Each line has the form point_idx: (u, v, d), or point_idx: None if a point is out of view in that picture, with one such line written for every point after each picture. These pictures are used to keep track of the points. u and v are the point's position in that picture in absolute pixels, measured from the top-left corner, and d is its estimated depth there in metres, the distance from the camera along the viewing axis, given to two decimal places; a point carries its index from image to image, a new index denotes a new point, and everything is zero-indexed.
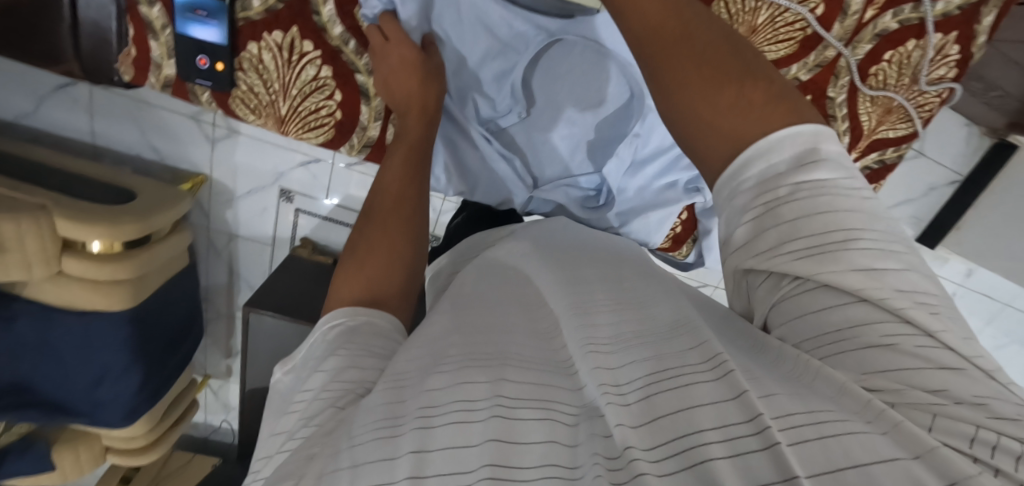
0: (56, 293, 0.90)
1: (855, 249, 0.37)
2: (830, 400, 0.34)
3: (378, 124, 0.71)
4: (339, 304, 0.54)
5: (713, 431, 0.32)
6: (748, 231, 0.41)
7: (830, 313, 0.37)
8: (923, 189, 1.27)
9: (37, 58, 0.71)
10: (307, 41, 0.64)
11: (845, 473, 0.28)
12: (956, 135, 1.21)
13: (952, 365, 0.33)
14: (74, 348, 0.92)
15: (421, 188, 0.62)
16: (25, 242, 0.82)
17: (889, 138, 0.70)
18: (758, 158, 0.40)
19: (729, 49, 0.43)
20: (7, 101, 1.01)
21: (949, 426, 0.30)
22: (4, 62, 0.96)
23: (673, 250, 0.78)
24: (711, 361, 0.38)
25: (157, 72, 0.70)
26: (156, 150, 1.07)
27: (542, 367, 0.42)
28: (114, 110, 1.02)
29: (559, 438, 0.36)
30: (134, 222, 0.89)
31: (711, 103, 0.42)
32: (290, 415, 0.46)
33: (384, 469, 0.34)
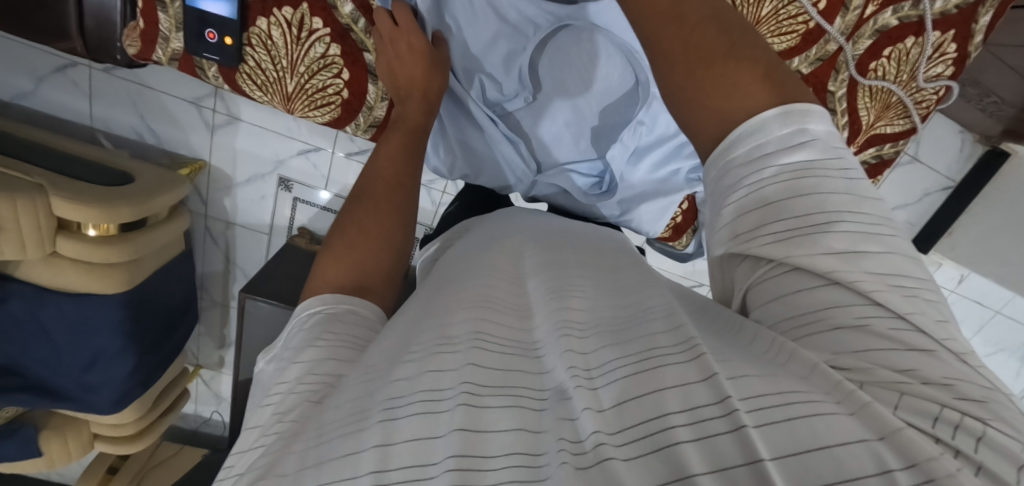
0: (48, 274, 0.88)
1: (835, 232, 0.37)
2: (801, 379, 0.34)
3: (383, 105, 0.71)
4: (322, 289, 0.54)
5: (680, 414, 0.33)
6: (731, 213, 0.41)
7: (800, 295, 0.38)
8: (917, 194, 1.31)
9: (42, 33, 0.71)
10: (316, 18, 0.64)
11: (813, 455, 0.29)
12: (949, 140, 1.24)
13: (921, 346, 0.33)
14: (66, 330, 0.91)
15: (412, 176, 0.62)
16: (20, 221, 0.81)
17: (887, 133, 0.72)
18: (743, 140, 0.41)
19: (727, 32, 0.44)
20: (6, 81, 1.00)
21: (916, 404, 0.31)
22: (3, 40, 0.95)
23: (673, 240, 0.79)
24: (684, 343, 0.39)
25: (165, 45, 0.69)
26: (155, 135, 1.06)
27: (514, 350, 0.44)
28: (113, 93, 1.01)
29: (525, 425, 0.37)
30: (131, 205, 0.88)
31: (705, 78, 0.43)
32: (261, 415, 0.45)
33: (350, 463, 0.35)
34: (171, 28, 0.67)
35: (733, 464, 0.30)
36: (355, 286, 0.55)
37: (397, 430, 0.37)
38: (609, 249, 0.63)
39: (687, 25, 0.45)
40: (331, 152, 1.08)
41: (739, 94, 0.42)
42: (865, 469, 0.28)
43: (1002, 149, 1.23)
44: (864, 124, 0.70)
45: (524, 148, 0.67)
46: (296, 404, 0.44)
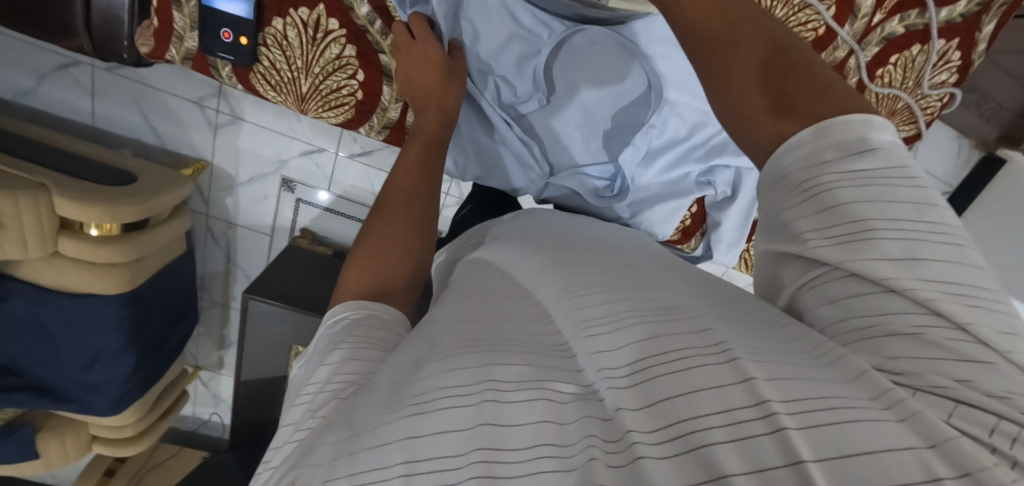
0: (50, 273, 0.88)
1: (883, 238, 0.37)
2: (845, 385, 0.34)
3: (397, 106, 0.71)
4: (347, 298, 0.54)
5: (714, 416, 0.33)
6: (790, 214, 0.43)
7: (856, 300, 0.38)
8: None
9: (49, 31, 0.71)
10: (332, 19, 0.64)
11: (854, 459, 0.29)
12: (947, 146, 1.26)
13: (977, 357, 0.32)
14: (67, 330, 0.90)
15: (431, 184, 0.61)
16: (22, 218, 0.80)
17: None
18: (799, 146, 0.42)
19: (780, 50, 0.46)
20: (6, 78, 0.99)
21: (971, 415, 0.30)
22: (4, 37, 0.94)
23: (682, 243, 0.80)
24: (716, 347, 0.38)
25: (179, 44, 0.68)
26: (157, 134, 1.06)
27: (534, 350, 0.45)
28: (116, 92, 1.01)
29: (550, 418, 0.38)
30: (134, 205, 0.88)
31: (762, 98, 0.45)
32: (296, 408, 0.47)
33: (379, 456, 0.37)
34: (185, 27, 0.67)
35: (769, 466, 0.30)
36: (376, 291, 0.54)
37: (426, 421, 0.38)
38: (631, 250, 0.62)
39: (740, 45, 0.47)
40: (334, 152, 1.08)
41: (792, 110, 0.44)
42: (913, 475, 0.28)
43: (1000, 156, 1.26)
44: None
45: (536, 150, 0.67)
46: (326, 403, 0.45)
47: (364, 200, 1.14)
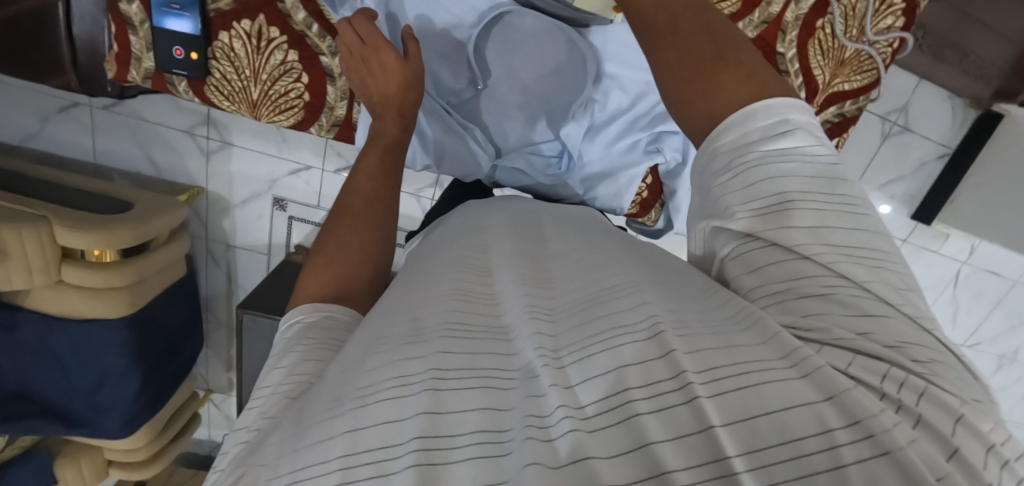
0: (55, 301, 0.93)
1: (802, 209, 0.40)
2: (761, 346, 0.36)
3: (344, 104, 0.72)
4: (303, 301, 0.55)
5: (639, 388, 0.34)
6: (717, 191, 0.44)
7: (777, 267, 0.40)
8: (914, 164, 1.32)
9: (36, 67, 0.79)
10: (273, 27, 0.65)
11: (761, 420, 0.31)
12: (939, 107, 1.25)
13: (878, 313, 0.36)
14: (74, 352, 0.95)
15: (391, 189, 0.63)
16: (26, 249, 0.85)
17: (846, 90, 0.71)
18: (732, 127, 0.43)
19: (710, 37, 0.48)
20: (14, 123, 1.07)
21: (867, 363, 0.33)
22: (11, 85, 1.02)
23: (642, 216, 0.81)
24: (647, 320, 0.38)
25: (137, 65, 0.68)
26: (154, 165, 1.12)
27: (485, 334, 0.44)
28: (113, 127, 1.08)
29: (492, 404, 0.38)
30: (130, 229, 0.93)
31: (698, 82, 0.46)
32: (247, 415, 0.46)
33: (321, 450, 0.37)
34: (139, 48, 0.67)
35: (687, 433, 0.31)
36: (336, 295, 0.56)
37: (367, 414, 0.38)
38: (596, 231, 0.64)
39: (679, 27, 0.49)
40: (321, 168, 1.12)
41: (724, 93, 0.45)
42: (808, 429, 0.30)
43: (996, 111, 1.22)
44: (820, 82, 0.70)
45: (479, 134, 0.70)
46: (277, 407, 0.45)
47: None
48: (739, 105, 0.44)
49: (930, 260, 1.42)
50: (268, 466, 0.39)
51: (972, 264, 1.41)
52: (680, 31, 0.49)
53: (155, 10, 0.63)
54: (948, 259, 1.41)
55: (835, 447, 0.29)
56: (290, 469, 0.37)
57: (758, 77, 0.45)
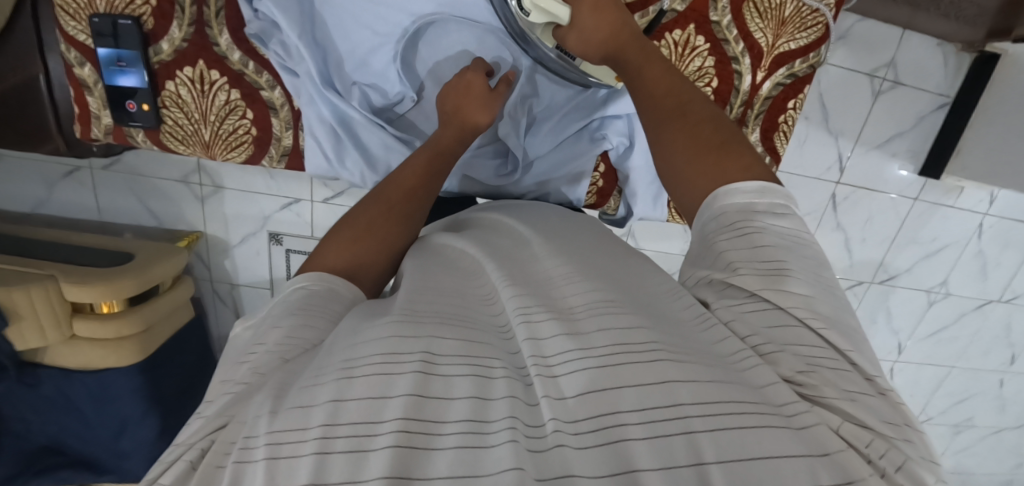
0: (69, 354, 0.97)
1: (792, 278, 0.46)
2: (756, 390, 0.39)
3: (290, 133, 0.74)
4: (316, 269, 0.57)
5: (633, 413, 0.36)
6: (722, 246, 0.50)
7: (776, 327, 0.45)
8: (912, 119, 1.26)
9: (27, 138, 0.85)
10: (213, 70, 0.69)
11: (755, 462, 0.33)
12: (929, 56, 1.20)
13: (867, 389, 0.42)
14: (93, 402, 1.01)
15: (430, 193, 0.66)
16: (36, 307, 0.91)
17: (793, 50, 0.72)
18: (739, 193, 0.52)
19: (713, 124, 0.58)
20: (25, 193, 1.14)
21: (853, 431, 0.38)
22: (21, 159, 1.10)
23: (603, 205, 0.84)
24: (644, 344, 0.40)
25: (98, 122, 0.71)
26: (155, 216, 1.18)
27: (482, 329, 0.47)
28: (114, 186, 1.15)
29: (479, 395, 0.39)
30: (132, 278, 0.98)
31: (700, 162, 0.56)
32: (238, 368, 0.47)
33: (299, 416, 0.38)
34: (96, 106, 0.70)
35: (679, 464, 0.33)
36: (347, 272, 0.57)
37: (350, 387, 0.38)
38: (586, 238, 0.64)
39: (687, 113, 0.59)
40: (310, 200, 1.16)
41: (730, 171, 0.54)
42: (799, 479, 0.33)
43: (992, 51, 1.18)
44: (763, 43, 0.70)
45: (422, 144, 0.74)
46: (271, 366, 0.45)
47: None
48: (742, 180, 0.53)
49: (948, 215, 1.36)
50: (247, 424, 0.40)
51: (994, 214, 1.37)
52: (687, 117, 0.59)
53: (105, 69, 0.67)
54: (965, 211, 1.36)
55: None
56: (268, 430, 0.38)
57: (753, 160, 0.55)
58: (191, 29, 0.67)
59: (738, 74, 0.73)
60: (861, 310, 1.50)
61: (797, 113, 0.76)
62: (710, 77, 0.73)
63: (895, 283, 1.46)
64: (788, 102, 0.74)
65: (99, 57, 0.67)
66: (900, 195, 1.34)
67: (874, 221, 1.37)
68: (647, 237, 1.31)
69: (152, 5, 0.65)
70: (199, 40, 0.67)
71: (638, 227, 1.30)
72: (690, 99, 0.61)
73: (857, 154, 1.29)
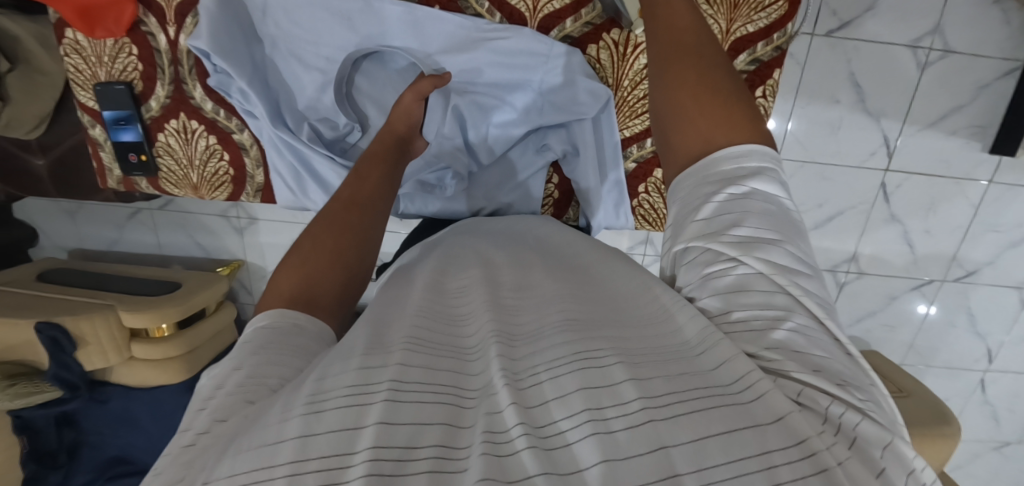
0: (128, 373, 1.12)
1: (780, 248, 0.42)
2: (709, 376, 0.37)
3: (262, 171, 0.82)
4: (273, 305, 0.53)
5: (590, 410, 0.34)
6: (701, 221, 0.45)
7: (747, 295, 0.42)
8: (972, 90, 1.09)
9: (86, 189, 1.03)
10: (193, 120, 0.78)
11: (706, 441, 0.31)
12: (986, 17, 1.04)
13: (842, 351, 0.39)
14: (153, 416, 1.16)
15: (375, 196, 0.65)
16: (99, 335, 1.05)
17: (751, 33, 0.69)
18: (729, 159, 0.46)
19: (719, 73, 0.52)
20: (102, 235, 1.34)
21: (811, 396, 0.35)
22: (97, 205, 1.29)
23: (562, 215, 0.87)
24: (588, 352, 0.39)
25: (110, 174, 0.82)
26: (203, 248, 1.33)
27: (446, 353, 0.45)
28: (169, 224, 1.31)
29: (447, 421, 0.37)
30: (175, 306, 1.10)
31: (694, 124, 0.49)
32: (195, 417, 0.42)
33: (266, 454, 0.34)
34: (107, 160, 0.81)
35: (636, 453, 0.31)
36: (304, 300, 0.54)
37: (321, 420, 0.36)
38: (539, 260, 0.63)
39: (700, 63, 0.52)
40: None
41: (724, 133, 0.48)
42: (749, 450, 0.31)
43: None
44: (716, 31, 0.69)
45: None
46: (231, 410, 0.41)
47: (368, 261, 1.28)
48: (740, 142, 0.47)
49: None
50: (207, 468, 0.36)
51: None
52: (700, 67, 0.52)
53: (110, 128, 0.78)
54: None
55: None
56: (232, 471, 0.34)
57: (749, 119, 0.48)
58: (171, 87, 0.76)
59: None
60: (934, 313, 1.30)
61: (768, 101, 0.73)
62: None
63: (976, 280, 1.25)
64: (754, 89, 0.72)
65: (103, 118, 0.77)
66: (967, 178, 1.16)
67: (939, 210, 1.19)
68: (666, 244, 1.24)
69: (139, 70, 0.74)
70: (179, 96, 0.76)
71: (656, 234, 1.24)
72: (699, 56, 0.53)
73: (907, 135, 1.14)
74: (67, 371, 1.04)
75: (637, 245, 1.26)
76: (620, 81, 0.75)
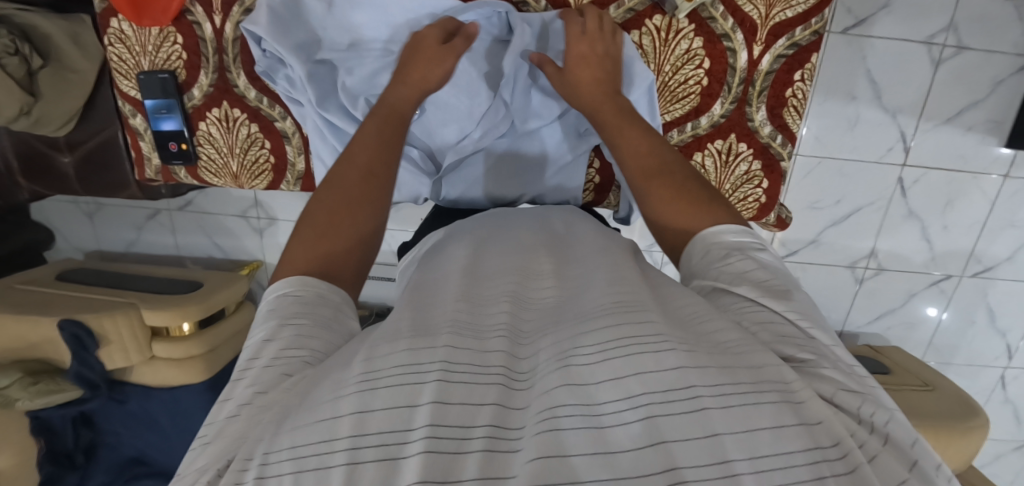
0: (149, 373, 1.11)
1: (787, 297, 0.45)
2: (756, 367, 0.36)
3: (303, 158, 0.82)
4: (289, 275, 0.50)
5: (645, 395, 0.33)
6: (714, 273, 0.48)
7: (762, 315, 0.44)
8: (988, 86, 1.11)
9: (112, 186, 1.03)
10: (235, 108, 0.78)
11: (757, 433, 0.31)
12: (999, 14, 1.06)
13: (861, 370, 0.42)
14: (172, 417, 1.15)
15: (389, 165, 0.60)
16: (121, 333, 1.04)
17: (789, 18, 0.71)
18: (730, 233, 0.50)
19: (674, 165, 0.58)
20: (119, 236, 1.33)
21: (845, 399, 0.37)
22: (116, 205, 1.29)
23: (602, 201, 0.87)
24: (650, 336, 0.37)
25: (149, 163, 0.83)
26: (221, 248, 1.32)
27: (493, 334, 0.42)
28: (188, 225, 1.30)
29: (499, 401, 0.36)
30: (198, 304, 1.10)
31: (674, 207, 0.55)
32: (235, 387, 0.42)
33: (324, 430, 0.34)
34: (147, 149, 0.82)
35: (677, 438, 0.31)
36: (324, 270, 0.51)
37: (375, 397, 0.35)
38: (571, 245, 0.62)
39: (656, 151, 0.59)
40: None
41: (704, 219, 0.53)
42: (796, 444, 0.31)
43: None
44: (755, 17, 0.71)
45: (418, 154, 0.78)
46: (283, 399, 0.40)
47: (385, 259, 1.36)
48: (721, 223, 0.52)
49: None
50: (266, 438, 0.36)
51: None
52: (655, 153, 0.59)
53: (151, 117, 0.78)
54: None
55: (819, 478, 0.30)
56: (288, 450, 0.34)
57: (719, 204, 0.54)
58: (214, 76, 0.76)
59: (733, 51, 0.73)
60: (950, 311, 1.31)
61: (805, 85, 0.74)
62: (701, 59, 0.74)
63: (994, 275, 1.26)
64: (791, 74, 0.74)
65: (145, 107, 0.78)
66: (983, 173, 1.17)
67: (956, 206, 1.21)
68: None
69: (183, 59, 0.75)
70: (222, 84, 0.77)
71: None
72: (650, 142, 0.60)
73: (923, 131, 1.15)
74: (89, 369, 1.03)
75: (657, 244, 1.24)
76: (661, 66, 0.75)
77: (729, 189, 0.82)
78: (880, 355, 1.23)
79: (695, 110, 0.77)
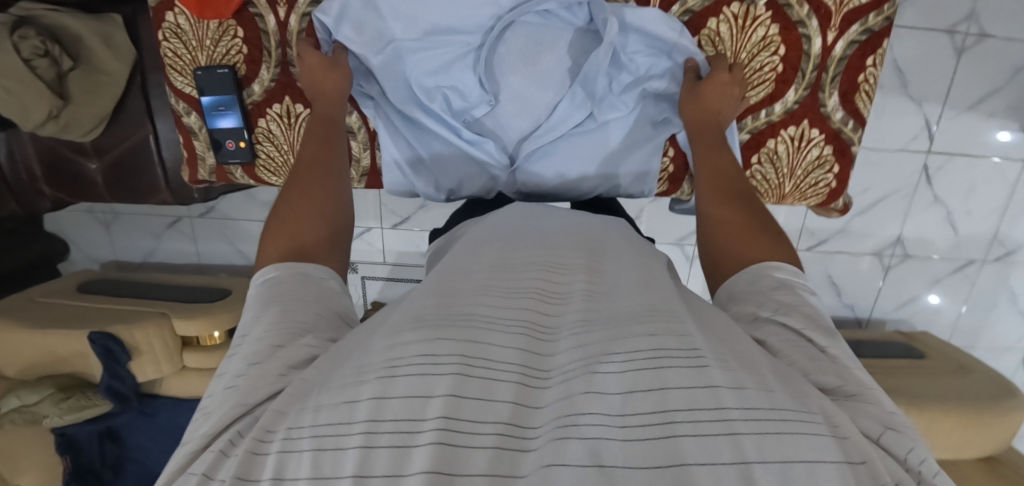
0: (180, 384, 1.08)
1: (833, 337, 0.43)
2: (795, 394, 0.34)
3: (367, 153, 0.85)
4: (266, 263, 0.50)
5: (682, 411, 0.30)
6: (757, 305, 0.46)
7: (808, 352, 0.41)
8: (1008, 73, 1.14)
9: (138, 192, 0.99)
10: (298, 104, 0.77)
11: (791, 465, 0.28)
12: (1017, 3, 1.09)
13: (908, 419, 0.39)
14: None
15: (335, 157, 0.63)
16: (152, 343, 1.00)
17: (863, 4, 0.72)
18: (780, 270, 0.49)
19: (748, 197, 0.60)
20: (135, 244, 1.28)
21: (891, 442, 0.34)
22: (134, 213, 1.25)
23: (674, 191, 0.85)
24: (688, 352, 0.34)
25: (203, 163, 0.83)
26: (244, 254, 1.28)
27: (527, 323, 0.38)
28: (208, 232, 1.26)
29: (521, 400, 0.33)
30: (229, 311, 1.06)
31: (731, 240, 0.55)
32: (232, 364, 0.41)
33: (341, 413, 0.32)
34: (201, 148, 0.82)
35: (691, 461, 0.28)
36: (295, 252, 0.51)
37: (394, 384, 0.33)
38: (602, 230, 0.57)
39: (733, 179, 0.62)
40: (380, 228, 1.31)
41: (759, 253, 0.52)
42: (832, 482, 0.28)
43: None
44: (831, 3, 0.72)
45: (492, 146, 0.75)
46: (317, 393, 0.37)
47: (414, 260, 1.34)
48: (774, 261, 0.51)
49: None
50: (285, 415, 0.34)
51: None
52: (732, 181, 0.62)
53: (208, 115, 0.78)
54: None
55: None
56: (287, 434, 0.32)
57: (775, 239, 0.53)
58: (277, 70, 0.76)
59: (807, 38, 0.74)
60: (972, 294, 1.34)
61: (877, 70, 0.75)
62: (776, 45, 0.74)
63: (1015, 258, 1.29)
64: (864, 59, 0.74)
65: (202, 105, 0.78)
66: (1004, 158, 1.20)
67: (978, 192, 1.24)
68: None
69: (244, 53, 0.75)
70: (285, 79, 0.76)
71: None
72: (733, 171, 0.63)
73: (948, 118, 1.18)
74: (119, 382, 0.99)
75: (689, 237, 1.25)
76: (737, 54, 0.75)
77: (801, 175, 0.82)
78: (911, 340, 1.25)
79: (769, 97, 0.77)
